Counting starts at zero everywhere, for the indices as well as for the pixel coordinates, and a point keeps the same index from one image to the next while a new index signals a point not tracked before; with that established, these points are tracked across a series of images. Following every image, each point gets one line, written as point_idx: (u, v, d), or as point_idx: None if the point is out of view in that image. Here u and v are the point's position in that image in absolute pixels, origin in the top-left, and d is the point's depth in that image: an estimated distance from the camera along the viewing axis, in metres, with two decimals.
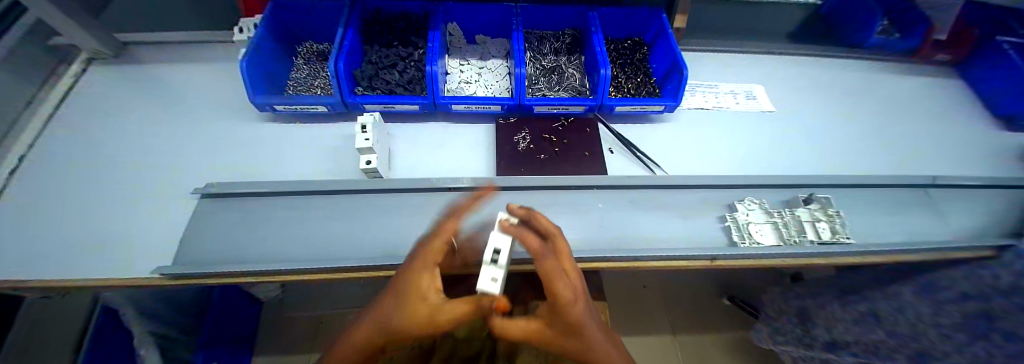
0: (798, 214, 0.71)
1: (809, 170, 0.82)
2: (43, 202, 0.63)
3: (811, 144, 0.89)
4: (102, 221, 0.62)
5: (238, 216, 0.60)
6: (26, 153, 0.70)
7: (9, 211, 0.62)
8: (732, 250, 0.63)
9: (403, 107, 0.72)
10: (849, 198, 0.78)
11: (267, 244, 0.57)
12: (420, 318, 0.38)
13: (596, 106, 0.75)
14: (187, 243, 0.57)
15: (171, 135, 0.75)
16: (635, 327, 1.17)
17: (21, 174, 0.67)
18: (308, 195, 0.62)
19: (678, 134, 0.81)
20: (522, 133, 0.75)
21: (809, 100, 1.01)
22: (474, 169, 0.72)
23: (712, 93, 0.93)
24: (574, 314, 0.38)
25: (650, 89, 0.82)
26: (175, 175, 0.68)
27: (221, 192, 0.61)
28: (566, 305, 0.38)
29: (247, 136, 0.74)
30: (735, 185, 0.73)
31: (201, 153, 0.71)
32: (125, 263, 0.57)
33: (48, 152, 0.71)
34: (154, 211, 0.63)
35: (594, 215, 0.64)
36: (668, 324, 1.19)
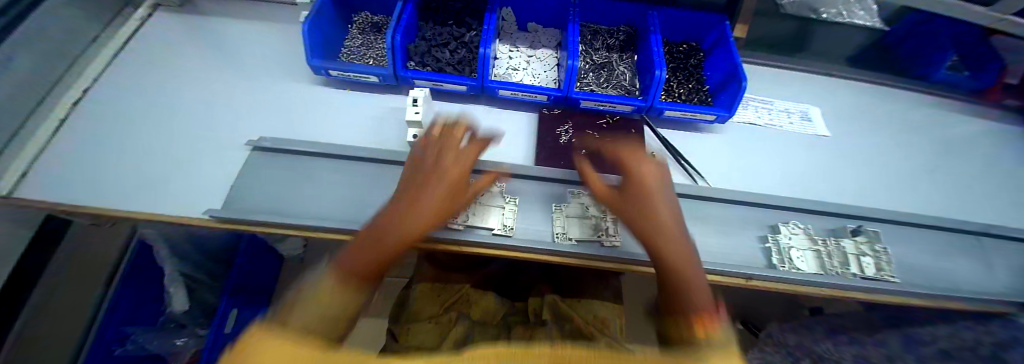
0: (843, 245, 0.68)
1: (858, 201, 0.78)
2: (108, 135, 0.68)
3: (863, 175, 0.85)
4: (158, 160, 0.65)
5: (285, 172, 0.62)
6: (90, 87, 0.75)
7: (78, 144, 0.66)
8: (770, 272, 0.61)
9: (450, 87, 0.72)
10: (902, 235, 0.73)
11: (309, 201, 0.59)
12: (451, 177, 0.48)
13: (645, 107, 0.73)
14: (234, 191, 0.59)
15: (226, 87, 0.78)
16: (643, 335, 1.14)
17: (88, 106, 0.72)
18: (353, 160, 0.64)
19: (723, 146, 0.78)
20: (565, 126, 0.75)
21: (864, 128, 0.96)
22: (513, 155, 0.73)
23: (764, 109, 0.89)
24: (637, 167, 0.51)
25: (702, 97, 0.80)
26: (228, 127, 0.70)
27: (273, 147, 0.63)
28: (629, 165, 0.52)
29: (299, 96, 0.76)
30: (779, 206, 0.71)
31: (255, 109, 0.74)
32: (176, 201, 0.60)
33: (113, 90, 0.75)
34: (206, 159, 0.66)
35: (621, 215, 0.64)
36: None
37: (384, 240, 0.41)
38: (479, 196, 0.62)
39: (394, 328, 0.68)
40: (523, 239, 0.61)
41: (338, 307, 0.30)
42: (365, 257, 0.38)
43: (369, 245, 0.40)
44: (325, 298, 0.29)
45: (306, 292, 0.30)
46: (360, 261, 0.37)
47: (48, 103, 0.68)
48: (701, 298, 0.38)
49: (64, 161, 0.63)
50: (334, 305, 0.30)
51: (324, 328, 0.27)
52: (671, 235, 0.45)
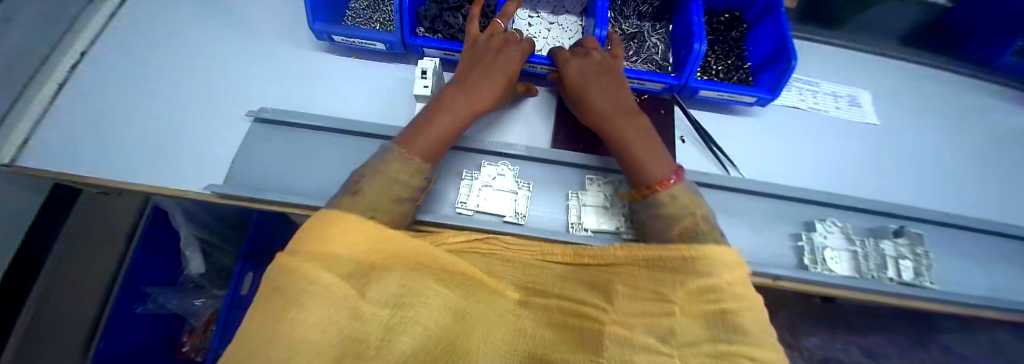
0: (883, 247, 0.63)
1: (903, 200, 0.72)
2: (104, 103, 0.64)
3: (912, 170, 0.77)
4: (159, 131, 0.62)
5: (287, 147, 0.58)
6: (87, 51, 0.70)
7: (78, 111, 0.63)
8: (802, 274, 0.57)
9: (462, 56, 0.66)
10: (949, 239, 0.68)
11: (314, 179, 0.56)
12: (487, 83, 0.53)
13: (678, 86, 0.65)
14: (238, 166, 0.57)
15: (227, 53, 0.73)
16: None
17: (86, 72, 0.67)
18: (358, 136, 0.59)
19: (760, 133, 0.71)
20: None
21: (918, 117, 0.86)
22: (529, 136, 0.67)
23: (810, 92, 0.80)
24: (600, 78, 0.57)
25: (741, 76, 0.72)
26: (230, 96, 0.66)
27: (274, 119, 0.59)
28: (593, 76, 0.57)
29: (301, 64, 0.70)
30: (816, 202, 0.65)
31: (257, 76, 0.69)
32: (180, 175, 0.58)
33: (110, 53, 0.71)
34: (208, 131, 0.62)
35: None
36: None
37: (441, 112, 0.47)
38: (490, 180, 0.59)
39: None
40: (537, 227, 0.57)
41: (404, 190, 0.39)
42: (427, 137, 0.44)
43: (422, 123, 0.46)
44: (397, 171, 0.39)
45: (377, 164, 0.40)
46: (423, 140, 0.44)
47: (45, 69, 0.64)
48: (666, 158, 0.49)
49: (66, 129, 0.61)
50: (399, 185, 0.39)
51: (384, 213, 0.36)
52: (648, 128, 0.52)
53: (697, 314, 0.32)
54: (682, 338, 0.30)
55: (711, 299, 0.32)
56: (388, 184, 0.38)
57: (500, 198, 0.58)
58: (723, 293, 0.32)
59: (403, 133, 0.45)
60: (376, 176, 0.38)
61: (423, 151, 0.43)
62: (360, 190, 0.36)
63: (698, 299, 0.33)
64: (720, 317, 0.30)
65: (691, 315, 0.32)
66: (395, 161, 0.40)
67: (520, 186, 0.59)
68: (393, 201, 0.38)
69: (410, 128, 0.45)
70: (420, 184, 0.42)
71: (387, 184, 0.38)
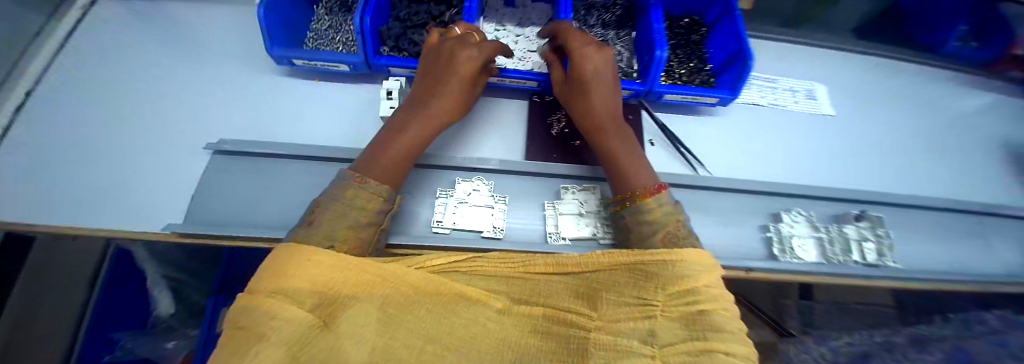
0: (845, 231, 0.66)
1: (861, 185, 0.76)
2: (47, 144, 0.60)
3: (866, 156, 0.81)
4: (110, 169, 0.58)
5: (253, 177, 0.56)
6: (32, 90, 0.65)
7: (20, 152, 0.58)
8: (771, 264, 0.59)
9: None
10: (905, 219, 0.71)
11: (283, 209, 0.55)
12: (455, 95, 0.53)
13: (643, 92, 0.67)
14: (201, 201, 0.55)
15: (186, 82, 0.70)
16: None
17: (31, 112, 0.63)
18: (327, 161, 0.58)
19: (725, 131, 0.74)
20: (557, 114, 0.69)
21: (869, 105, 0.92)
22: (502, 148, 0.67)
23: (769, 88, 0.84)
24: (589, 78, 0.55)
25: (703, 77, 0.75)
26: (190, 128, 0.64)
27: (235, 150, 0.57)
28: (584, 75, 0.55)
29: (264, 89, 0.68)
30: (782, 193, 0.68)
31: (218, 105, 0.67)
32: (135, 214, 0.55)
33: (56, 89, 0.66)
34: (166, 165, 0.60)
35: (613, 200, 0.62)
36: None
37: (404, 133, 0.47)
38: (465, 197, 0.59)
39: None
40: (515, 241, 0.57)
41: (362, 217, 0.38)
42: (382, 161, 0.43)
43: (387, 143, 0.46)
44: (351, 200, 0.38)
45: (333, 194, 0.39)
46: (379, 164, 0.43)
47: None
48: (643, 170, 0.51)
49: (5, 172, 0.56)
50: (355, 213, 0.37)
51: (342, 242, 0.35)
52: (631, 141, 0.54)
53: (676, 315, 0.33)
54: (661, 338, 0.31)
55: (688, 302, 0.34)
56: (347, 210, 0.37)
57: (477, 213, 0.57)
58: (698, 294, 0.34)
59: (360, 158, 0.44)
60: (335, 207, 0.37)
61: (379, 175, 0.42)
62: (316, 222, 0.35)
63: (678, 300, 0.34)
64: (698, 318, 0.32)
65: (669, 317, 0.33)
66: (350, 188, 0.39)
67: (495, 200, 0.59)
68: (347, 230, 0.36)
69: (367, 154, 0.44)
70: (382, 207, 0.41)
71: (345, 213, 0.37)
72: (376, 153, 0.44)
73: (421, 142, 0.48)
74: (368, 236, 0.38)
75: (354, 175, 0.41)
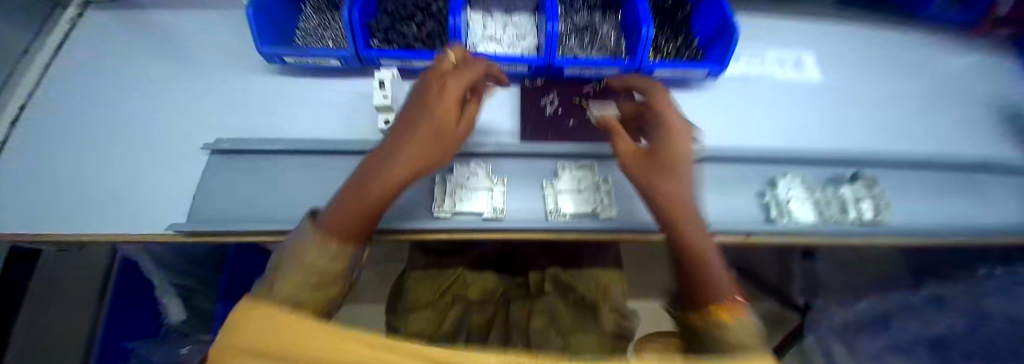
0: (841, 192, 0.66)
1: (853, 148, 0.77)
2: (45, 155, 0.60)
3: (857, 120, 0.82)
4: (110, 175, 0.59)
5: (253, 174, 0.57)
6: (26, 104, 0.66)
7: (22, 166, 0.59)
8: (769, 227, 0.60)
9: (421, 64, 0.66)
10: (898, 179, 0.72)
11: (286, 205, 0.56)
12: (440, 150, 0.43)
13: (632, 69, 0.68)
14: (204, 201, 0.55)
15: (179, 88, 0.70)
16: (640, 291, 1.11)
17: (27, 126, 0.64)
18: (325, 154, 0.59)
19: (715, 103, 0.75)
20: (550, 96, 0.70)
21: (857, 71, 0.93)
22: (498, 133, 0.68)
23: (757, 60, 0.85)
24: (676, 159, 0.46)
25: (691, 52, 0.76)
26: (187, 132, 0.64)
27: (233, 149, 0.58)
28: (667, 150, 0.46)
29: (258, 90, 0.69)
30: (776, 160, 0.68)
31: (213, 108, 0.67)
32: (138, 218, 0.55)
33: (50, 103, 0.67)
34: (165, 168, 0.60)
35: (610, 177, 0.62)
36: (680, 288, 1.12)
37: (363, 194, 0.37)
38: (464, 181, 0.59)
39: (391, 318, 0.72)
40: (516, 220, 0.58)
41: (319, 275, 0.32)
42: (339, 215, 0.35)
43: (342, 205, 0.36)
44: (305, 260, 0.32)
45: (290, 250, 0.34)
46: (336, 219, 0.35)
47: None
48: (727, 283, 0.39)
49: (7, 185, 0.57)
50: (312, 273, 0.31)
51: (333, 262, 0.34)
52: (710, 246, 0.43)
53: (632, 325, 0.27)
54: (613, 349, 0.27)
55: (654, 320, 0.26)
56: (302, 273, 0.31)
57: (477, 196, 0.58)
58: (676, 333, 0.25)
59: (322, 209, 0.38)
60: (288, 266, 0.31)
61: (337, 232, 0.35)
62: (273, 282, 0.30)
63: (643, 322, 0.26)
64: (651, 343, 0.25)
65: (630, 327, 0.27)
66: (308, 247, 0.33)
67: (493, 183, 0.60)
68: (303, 292, 0.30)
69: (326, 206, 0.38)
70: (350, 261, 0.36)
71: (299, 274, 0.30)
72: (337, 206, 0.36)
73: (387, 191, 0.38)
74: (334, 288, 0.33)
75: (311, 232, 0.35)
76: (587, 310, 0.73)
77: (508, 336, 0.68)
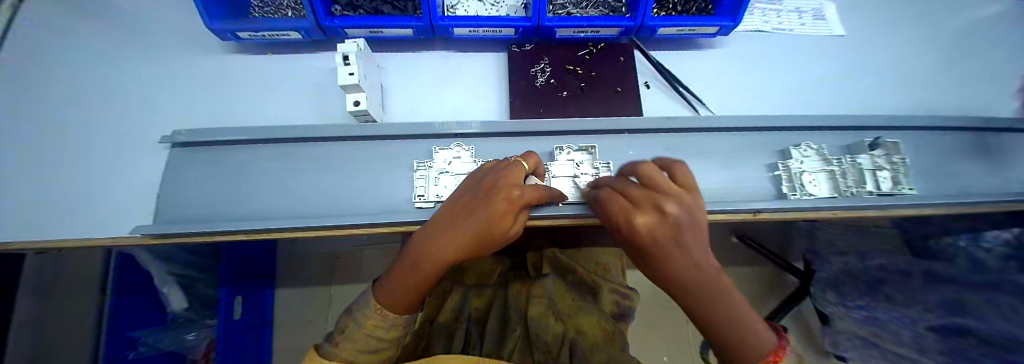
0: (858, 162, 0.61)
1: (875, 110, 0.70)
2: None
3: (881, 78, 0.74)
4: (62, 176, 0.54)
5: (219, 168, 0.53)
6: None
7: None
8: (781, 203, 0.56)
9: (392, 32, 0.58)
10: (923, 143, 0.66)
11: (259, 200, 0.52)
12: (482, 247, 0.42)
13: (633, 28, 0.60)
14: (170, 200, 0.51)
15: (127, 71, 0.63)
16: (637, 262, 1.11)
17: None
18: (294, 142, 0.54)
19: (726, 65, 0.67)
20: (540, 64, 0.62)
21: (888, 19, 0.82)
22: (483, 109, 0.61)
23: (773, 11, 0.75)
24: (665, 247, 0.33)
25: (700, 5, 0.66)
26: (144, 123, 0.58)
27: (192, 141, 0.52)
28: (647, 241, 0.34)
29: (216, 71, 0.62)
30: (790, 128, 0.62)
31: (168, 94, 0.61)
32: (105, 220, 0.52)
33: None
34: (123, 166, 0.55)
35: (606, 159, 0.57)
36: None
37: (412, 277, 0.41)
38: (446, 166, 0.55)
39: None
40: None
41: (378, 341, 0.43)
42: (395, 293, 0.41)
43: (391, 285, 0.42)
44: (364, 323, 0.42)
45: (356, 311, 0.44)
46: (393, 296, 0.42)
47: None
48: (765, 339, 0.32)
49: None
50: (374, 340, 0.42)
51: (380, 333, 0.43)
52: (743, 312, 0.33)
53: None
54: None
55: None
56: (364, 334, 0.42)
57: None
58: None
59: (382, 278, 0.45)
60: (355, 326, 0.42)
61: (394, 309, 0.42)
62: (343, 338, 0.42)
63: None
64: None
65: None
66: (371, 317, 0.42)
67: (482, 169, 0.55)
68: (363, 352, 0.42)
69: (387, 275, 0.44)
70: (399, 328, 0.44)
71: (364, 338, 0.42)
72: (390, 290, 0.42)
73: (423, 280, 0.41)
74: (389, 346, 0.44)
75: (374, 297, 0.43)
76: (587, 291, 0.76)
77: (506, 321, 0.69)
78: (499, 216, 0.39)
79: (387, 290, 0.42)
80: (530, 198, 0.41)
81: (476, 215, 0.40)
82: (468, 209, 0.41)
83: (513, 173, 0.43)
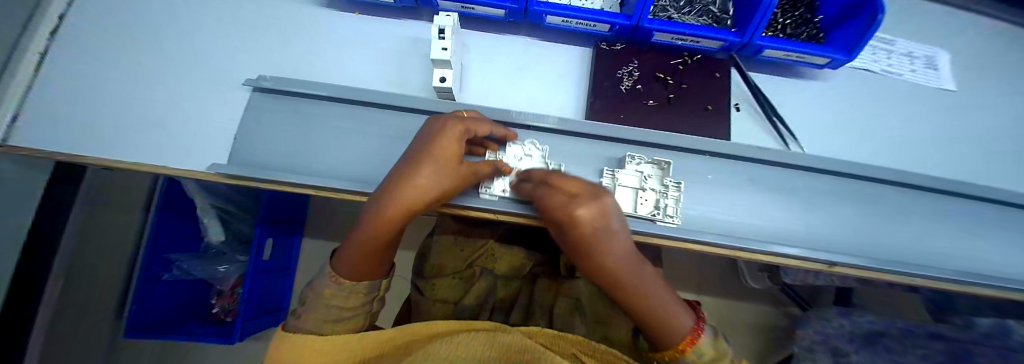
0: (939, 232, 0.58)
1: (971, 176, 0.64)
2: (76, 61, 0.56)
3: (988, 144, 0.68)
4: (142, 100, 0.55)
5: (293, 118, 0.53)
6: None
7: (51, 79, 0.54)
8: (859, 260, 0.53)
9: (484, 10, 0.56)
10: (1022, 223, 0.61)
11: (324, 158, 0.52)
12: (440, 175, 0.41)
13: (737, 45, 0.55)
14: (242, 142, 0.52)
15: (212, 5, 0.63)
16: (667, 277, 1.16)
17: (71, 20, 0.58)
18: (371, 107, 0.54)
19: (824, 100, 0.62)
20: (628, 67, 0.59)
21: (1007, 78, 0.74)
22: (559, 105, 0.59)
23: (884, 50, 0.69)
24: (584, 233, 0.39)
25: (810, 31, 0.61)
26: (223, 61, 0.58)
27: (275, 88, 0.52)
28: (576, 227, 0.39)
29: (301, 20, 0.62)
30: (884, 181, 0.57)
31: (250, 34, 0.60)
32: (177, 151, 0.53)
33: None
34: (204, 102, 0.56)
35: (677, 177, 0.54)
36: (695, 282, 1.18)
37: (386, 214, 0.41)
38: (516, 161, 0.54)
39: (418, 279, 0.74)
40: None
41: (340, 311, 0.45)
42: (350, 261, 0.44)
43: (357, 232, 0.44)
44: (321, 296, 0.45)
45: (314, 290, 0.46)
46: (348, 264, 0.45)
47: (33, 17, 0.55)
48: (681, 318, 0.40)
49: (41, 87, 0.53)
50: (336, 309, 0.45)
51: (341, 309, 0.45)
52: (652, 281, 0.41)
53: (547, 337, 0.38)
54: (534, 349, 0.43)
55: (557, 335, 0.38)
56: (324, 310, 0.44)
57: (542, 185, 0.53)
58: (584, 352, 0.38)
59: (339, 247, 0.47)
60: (314, 301, 0.45)
61: (346, 276, 0.45)
62: (305, 312, 0.45)
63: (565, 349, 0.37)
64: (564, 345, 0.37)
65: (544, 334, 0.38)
66: (326, 287, 0.45)
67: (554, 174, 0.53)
68: (329, 322, 0.44)
69: (344, 243, 0.46)
70: (364, 299, 0.47)
71: (325, 308, 0.44)
72: (345, 260, 0.45)
73: (380, 236, 0.42)
74: (354, 313, 0.47)
75: (331, 268, 0.46)
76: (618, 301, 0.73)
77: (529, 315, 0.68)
78: (451, 152, 0.42)
79: (345, 255, 0.45)
80: (474, 126, 0.45)
81: (445, 148, 0.41)
82: (434, 139, 0.42)
83: (473, 120, 0.46)
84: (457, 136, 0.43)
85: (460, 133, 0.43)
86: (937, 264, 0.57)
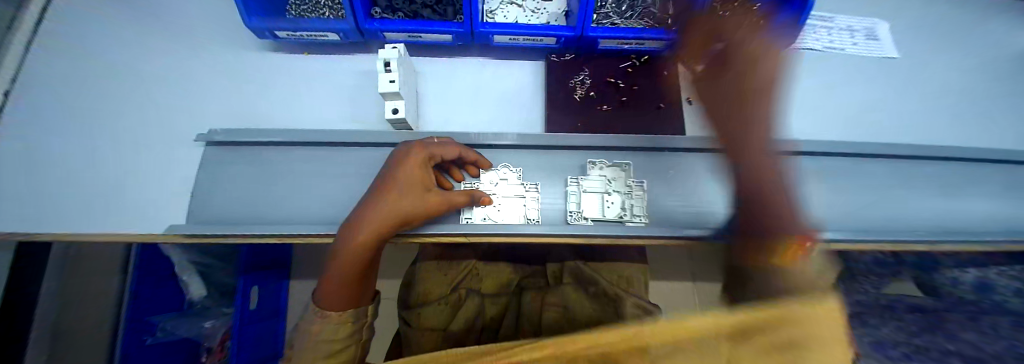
0: (899, 195, 0.60)
1: (921, 137, 0.67)
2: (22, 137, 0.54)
3: (934, 102, 0.70)
4: (93, 168, 0.54)
5: (249, 168, 0.52)
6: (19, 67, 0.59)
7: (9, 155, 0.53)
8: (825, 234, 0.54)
9: (431, 37, 0.57)
10: (980, 175, 0.62)
11: (284, 204, 0.51)
12: (408, 199, 0.43)
13: (681, 42, 0.57)
14: (199, 200, 0.51)
15: (160, 62, 0.62)
16: None
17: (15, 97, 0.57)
18: (327, 146, 0.53)
19: None
20: (580, 75, 0.61)
21: (947, 35, 0.77)
22: (518, 120, 0.60)
23: (822, 28, 0.72)
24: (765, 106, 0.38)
25: None
26: (175, 118, 0.58)
27: (229, 141, 0.52)
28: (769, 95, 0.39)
29: (251, 67, 0.61)
30: (839, 155, 0.59)
31: (201, 88, 0.60)
32: (134, 216, 0.52)
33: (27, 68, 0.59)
34: (158, 162, 0.55)
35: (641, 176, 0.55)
36: None
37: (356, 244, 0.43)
38: (492, 187, 0.55)
39: (404, 311, 0.72)
40: (547, 223, 0.53)
41: (331, 344, 0.43)
42: (334, 292, 0.44)
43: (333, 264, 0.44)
44: (314, 332, 0.44)
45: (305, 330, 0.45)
46: (332, 295, 0.44)
47: None
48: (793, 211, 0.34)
49: None
50: (324, 343, 0.43)
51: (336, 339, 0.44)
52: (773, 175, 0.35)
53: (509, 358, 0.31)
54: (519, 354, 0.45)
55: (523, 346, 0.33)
56: (320, 344, 0.43)
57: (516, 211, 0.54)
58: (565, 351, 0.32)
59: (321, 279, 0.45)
60: (308, 340, 0.43)
61: (331, 306, 0.44)
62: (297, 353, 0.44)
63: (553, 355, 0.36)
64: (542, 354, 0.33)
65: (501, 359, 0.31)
66: (313, 323, 0.44)
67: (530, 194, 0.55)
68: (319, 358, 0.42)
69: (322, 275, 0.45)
70: (354, 327, 0.46)
71: (317, 344, 0.43)
72: (329, 291, 0.44)
73: (355, 264, 0.43)
74: (347, 344, 0.45)
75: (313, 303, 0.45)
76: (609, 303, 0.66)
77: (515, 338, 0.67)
78: (419, 177, 0.45)
79: (327, 286, 0.44)
80: (440, 150, 0.47)
81: (412, 170, 0.45)
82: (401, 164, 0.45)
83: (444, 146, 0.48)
84: (421, 162, 0.46)
85: (425, 157, 0.46)
86: (903, 228, 0.59)
